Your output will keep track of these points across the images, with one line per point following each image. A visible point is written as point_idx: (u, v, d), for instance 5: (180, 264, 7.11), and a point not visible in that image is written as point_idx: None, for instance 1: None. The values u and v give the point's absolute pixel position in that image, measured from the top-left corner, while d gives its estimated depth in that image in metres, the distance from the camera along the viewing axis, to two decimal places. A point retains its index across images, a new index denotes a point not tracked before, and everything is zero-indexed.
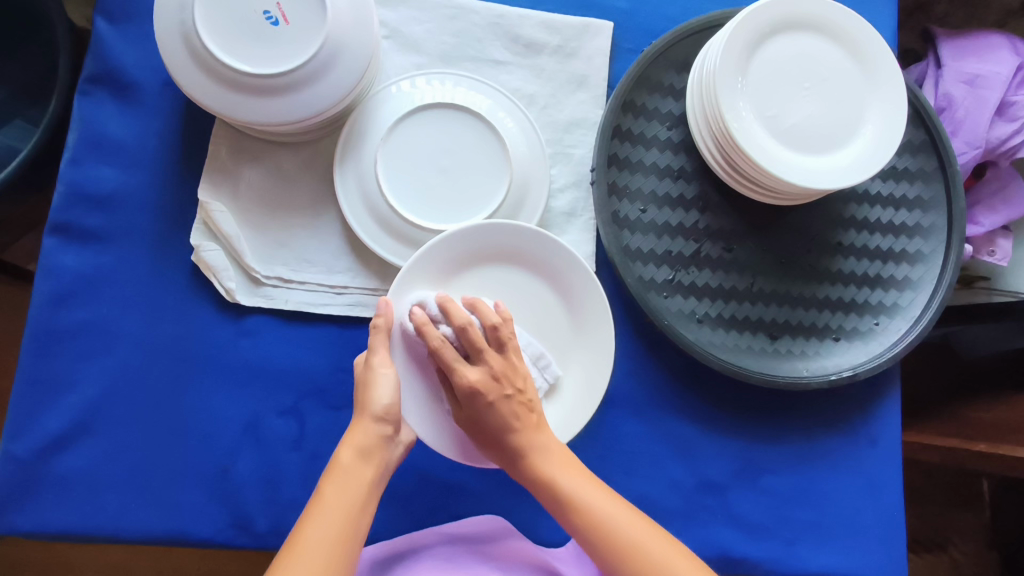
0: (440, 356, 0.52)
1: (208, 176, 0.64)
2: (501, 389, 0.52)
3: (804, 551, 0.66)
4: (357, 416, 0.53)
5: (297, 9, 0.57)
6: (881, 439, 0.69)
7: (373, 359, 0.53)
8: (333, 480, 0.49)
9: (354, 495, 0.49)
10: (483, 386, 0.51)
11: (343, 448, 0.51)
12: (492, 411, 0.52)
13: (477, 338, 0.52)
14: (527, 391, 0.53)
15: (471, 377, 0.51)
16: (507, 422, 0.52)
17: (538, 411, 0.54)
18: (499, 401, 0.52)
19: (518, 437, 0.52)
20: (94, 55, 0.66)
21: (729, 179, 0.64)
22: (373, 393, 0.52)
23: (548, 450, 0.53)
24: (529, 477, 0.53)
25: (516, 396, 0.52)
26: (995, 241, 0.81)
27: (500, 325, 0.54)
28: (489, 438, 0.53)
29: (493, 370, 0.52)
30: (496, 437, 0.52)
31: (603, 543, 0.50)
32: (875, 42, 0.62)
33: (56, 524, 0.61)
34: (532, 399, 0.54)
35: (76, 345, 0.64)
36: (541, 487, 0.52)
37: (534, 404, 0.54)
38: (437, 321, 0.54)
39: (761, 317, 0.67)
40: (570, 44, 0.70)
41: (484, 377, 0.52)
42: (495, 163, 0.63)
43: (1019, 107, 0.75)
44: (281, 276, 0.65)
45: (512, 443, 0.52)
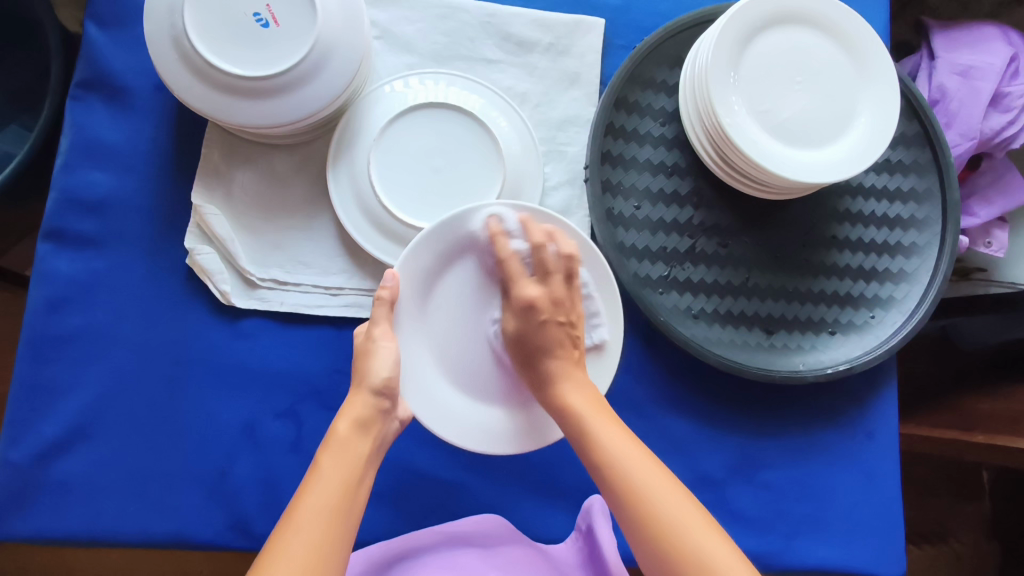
0: (507, 267, 0.55)
1: (200, 179, 0.64)
2: (556, 313, 0.54)
3: (803, 544, 0.67)
4: (354, 389, 0.53)
5: (287, 11, 0.57)
6: (877, 432, 0.69)
7: (373, 331, 0.54)
8: (329, 452, 0.48)
9: (350, 465, 0.48)
10: (542, 302, 0.54)
11: (339, 421, 0.50)
12: (544, 331, 0.54)
13: (549, 264, 0.55)
14: (577, 327, 0.55)
15: (532, 292, 0.54)
16: (551, 345, 0.54)
17: (581, 348, 0.55)
18: (546, 322, 0.54)
19: (559, 363, 0.53)
20: (85, 60, 0.66)
21: (722, 174, 0.64)
22: (371, 363, 0.53)
23: (582, 389, 0.53)
24: (558, 407, 0.52)
25: (567, 326, 0.55)
26: (992, 233, 0.82)
27: (574, 258, 0.55)
28: (527, 353, 0.54)
29: (554, 295, 0.54)
30: (533, 355, 0.54)
31: (626, 496, 0.46)
32: (867, 34, 0.62)
33: (55, 530, 0.62)
34: (580, 335, 0.56)
35: (73, 351, 0.64)
36: (565, 418, 0.52)
37: (579, 340, 0.55)
38: (511, 236, 0.56)
39: (756, 311, 0.67)
40: (562, 41, 0.70)
41: (544, 297, 0.54)
42: (488, 161, 0.63)
43: (1012, 98, 0.75)
44: (277, 278, 0.64)
45: (549, 367, 0.53)
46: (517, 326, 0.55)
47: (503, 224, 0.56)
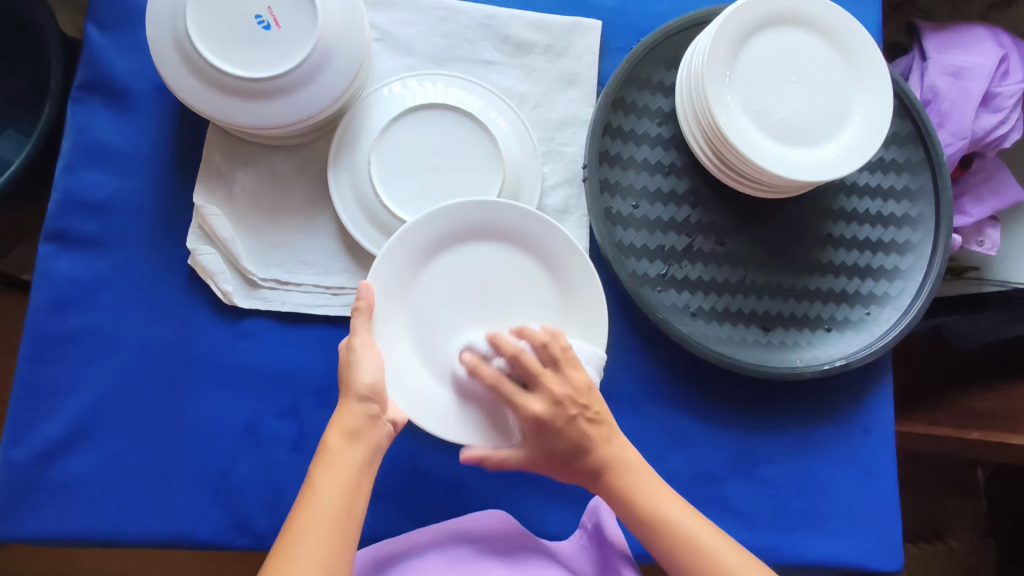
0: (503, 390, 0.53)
1: (202, 180, 0.65)
2: (566, 411, 0.53)
3: (801, 539, 0.67)
4: (343, 398, 0.53)
5: (288, 14, 0.58)
6: (874, 428, 0.70)
7: (354, 339, 0.53)
8: (323, 466, 0.49)
9: (345, 478, 0.49)
10: (548, 414, 0.52)
11: (330, 432, 0.51)
12: (564, 434, 0.53)
13: (531, 363, 0.53)
14: (592, 406, 0.54)
15: (536, 408, 0.52)
16: (578, 444, 0.54)
17: (605, 422, 0.55)
18: (571, 418, 0.53)
19: (588, 460, 0.54)
20: (86, 63, 0.66)
21: (719, 173, 0.65)
22: (356, 372, 0.52)
23: (630, 471, 0.56)
24: (609, 492, 0.55)
25: (582, 414, 0.54)
26: (984, 231, 0.83)
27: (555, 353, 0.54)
28: (560, 459, 0.54)
29: (554, 396, 0.53)
30: (570, 455, 0.54)
31: (661, 539, 0.54)
32: (859, 35, 0.63)
33: (57, 530, 0.62)
34: (600, 411, 0.55)
35: (74, 351, 0.64)
36: (611, 496, 0.56)
37: (602, 417, 0.55)
38: (489, 357, 0.55)
39: (753, 309, 0.67)
40: (560, 43, 0.71)
41: (547, 406, 0.52)
42: (486, 161, 0.64)
43: (1003, 98, 0.77)
44: (278, 278, 0.65)
45: (588, 462, 0.55)
46: (532, 437, 0.53)
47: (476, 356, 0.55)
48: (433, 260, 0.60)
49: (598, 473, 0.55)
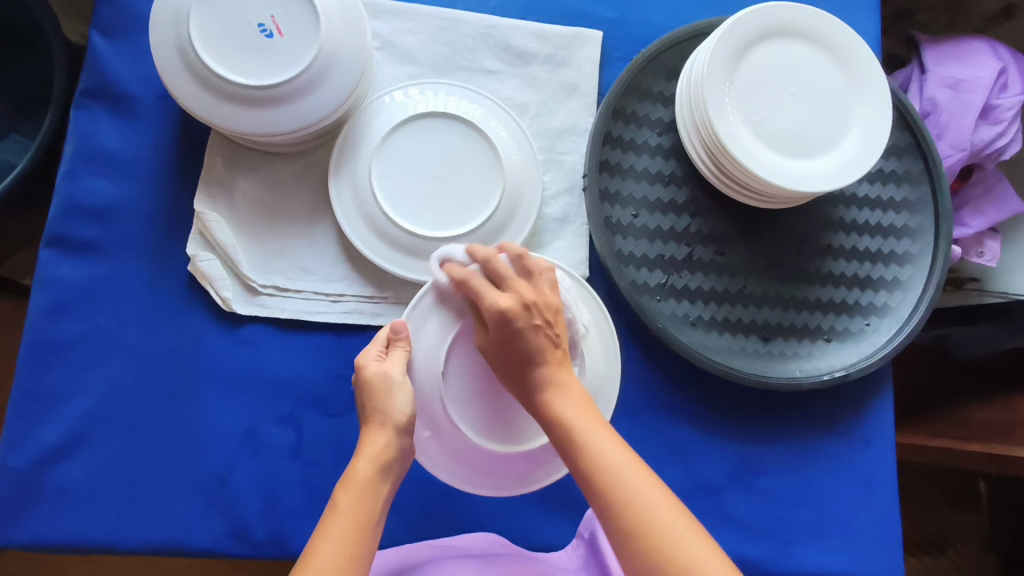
0: (466, 286, 0.53)
1: (203, 188, 0.65)
2: (529, 317, 0.51)
3: (801, 551, 0.67)
4: (373, 424, 0.50)
5: (291, 23, 0.58)
6: (874, 439, 0.70)
7: (389, 367, 0.52)
8: (349, 489, 0.47)
9: (371, 508, 0.47)
10: (511, 312, 0.50)
11: (357, 461, 0.49)
12: (523, 338, 0.50)
13: (499, 269, 0.53)
14: (555, 326, 0.52)
15: (502, 299, 0.51)
16: (534, 354, 0.51)
17: (562, 348, 0.53)
18: (534, 328, 0.51)
19: (543, 371, 0.51)
20: (90, 70, 0.66)
21: (719, 183, 0.65)
22: (395, 399, 0.51)
23: (569, 395, 0.50)
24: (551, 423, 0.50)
25: (544, 327, 0.52)
26: (984, 242, 0.83)
27: (529, 258, 0.55)
28: (511, 369, 0.51)
29: (522, 298, 0.51)
30: (518, 367, 0.51)
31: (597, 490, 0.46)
32: (858, 48, 0.64)
33: (54, 537, 0.61)
34: (559, 335, 0.53)
35: (73, 356, 0.64)
36: (553, 428, 0.50)
37: (560, 340, 0.53)
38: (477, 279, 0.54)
39: (753, 319, 0.67)
40: (561, 52, 0.71)
41: (513, 303, 0.51)
42: (487, 170, 0.64)
43: (1002, 111, 0.77)
44: (278, 285, 0.65)
45: (534, 375, 0.51)
46: (496, 336, 0.51)
47: (458, 263, 0.55)
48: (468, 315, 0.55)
49: (539, 391, 0.51)
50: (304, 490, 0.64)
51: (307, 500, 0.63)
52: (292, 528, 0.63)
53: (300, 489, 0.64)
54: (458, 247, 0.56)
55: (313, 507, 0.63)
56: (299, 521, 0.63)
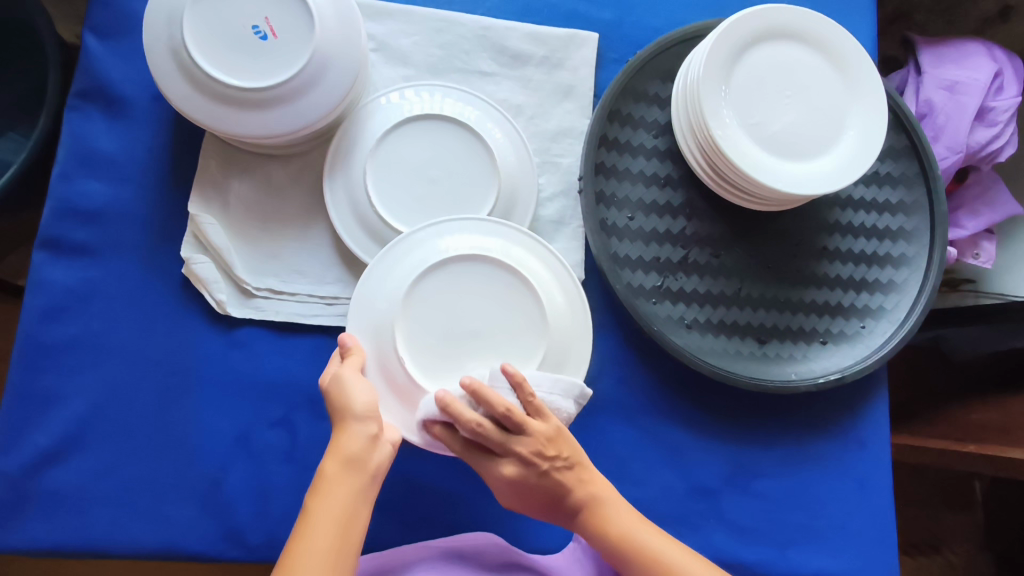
0: (472, 459, 0.54)
1: (198, 190, 0.65)
2: (537, 467, 0.53)
3: (796, 553, 0.67)
4: (339, 423, 0.50)
5: (285, 24, 0.58)
6: (869, 441, 0.70)
7: (340, 369, 0.52)
8: (320, 491, 0.48)
9: (341, 503, 0.47)
10: (520, 475, 0.53)
11: (327, 459, 0.49)
12: (541, 489, 0.54)
13: (492, 437, 0.51)
14: (563, 454, 0.54)
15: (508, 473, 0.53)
16: (554, 490, 0.55)
17: (576, 464, 0.55)
18: (541, 478, 0.54)
19: (574, 497, 0.56)
20: (84, 71, 0.66)
21: (714, 185, 0.65)
22: (352, 393, 0.50)
23: (604, 501, 0.57)
24: (592, 533, 0.57)
25: (552, 466, 0.54)
26: (980, 244, 0.83)
27: (508, 408, 0.50)
28: (550, 506, 0.56)
29: (522, 458, 0.52)
30: (552, 506, 0.56)
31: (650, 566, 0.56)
32: (855, 51, 0.64)
33: (46, 541, 0.61)
34: (568, 456, 0.54)
35: (66, 359, 0.63)
36: (595, 538, 0.57)
37: (570, 461, 0.55)
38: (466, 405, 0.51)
39: (749, 322, 0.67)
40: (557, 54, 0.71)
41: (517, 468, 0.53)
42: (482, 172, 0.64)
43: (997, 113, 0.77)
44: (272, 287, 0.65)
45: (568, 506, 0.56)
46: (521, 488, 0.54)
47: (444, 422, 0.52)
48: (424, 280, 0.55)
49: (579, 513, 0.56)
50: (299, 493, 0.63)
51: (302, 503, 0.63)
52: (287, 532, 0.63)
53: (295, 493, 0.63)
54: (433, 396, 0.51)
55: None
56: (293, 524, 0.63)
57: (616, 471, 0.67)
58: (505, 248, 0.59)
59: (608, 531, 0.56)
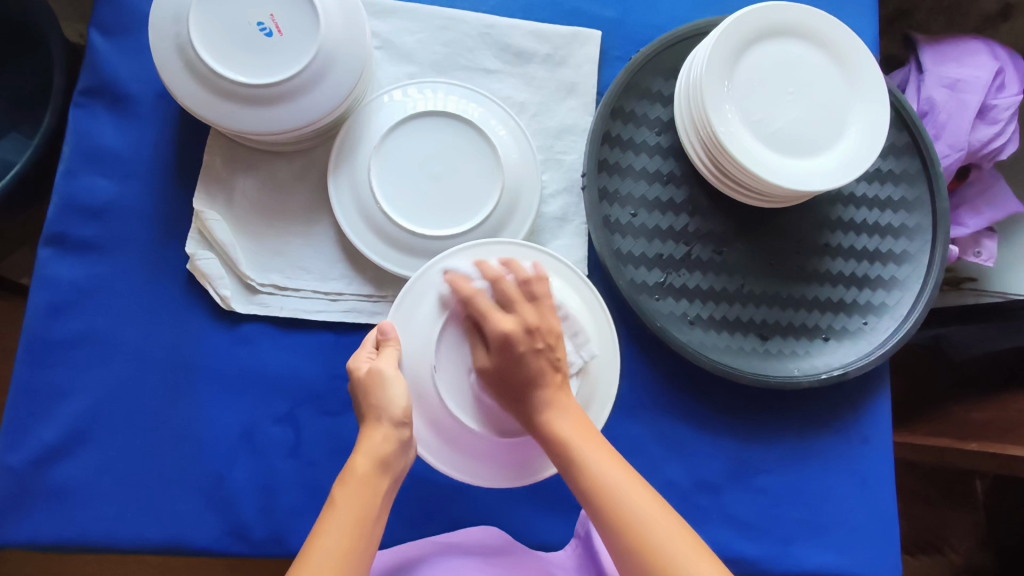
0: (473, 306, 0.54)
1: (202, 186, 0.65)
2: (532, 341, 0.52)
3: (798, 550, 0.67)
4: (371, 421, 0.50)
5: (290, 21, 0.58)
6: (871, 437, 0.70)
7: (379, 364, 0.52)
8: (347, 487, 0.47)
9: (366, 504, 0.47)
10: (516, 335, 0.52)
11: (356, 457, 0.48)
12: (521, 363, 0.52)
13: (511, 291, 0.54)
14: (556, 349, 0.53)
15: (506, 325, 0.52)
16: (534, 376, 0.52)
17: (564, 372, 0.54)
18: (534, 351, 0.52)
19: (544, 392, 0.52)
20: (89, 69, 0.66)
21: (717, 182, 0.66)
22: (390, 392, 0.50)
23: (568, 415, 0.52)
24: (545, 436, 0.51)
25: (545, 351, 0.53)
26: (981, 242, 0.84)
27: (533, 280, 0.55)
28: (511, 391, 0.52)
29: (527, 322, 0.53)
30: (519, 390, 0.52)
31: (613, 518, 0.46)
32: (857, 48, 0.64)
33: (52, 536, 0.61)
34: (560, 358, 0.54)
35: (71, 355, 0.64)
36: (552, 447, 0.51)
37: (562, 364, 0.54)
38: (472, 278, 0.56)
39: (751, 318, 0.68)
40: (560, 52, 0.71)
41: (517, 327, 0.52)
42: (486, 170, 0.64)
43: (999, 111, 0.77)
44: (276, 283, 0.65)
45: (532, 396, 0.52)
46: (495, 363, 0.52)
47: (467, 278, 0.56)
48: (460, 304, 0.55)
49: (540, 412, 0.52)
50: (303, 487, 0.64)
51: (306, 498, 0.64)
52: (290, 527, 0.63)
53: (299, 488, 0.64)
54: (466, 260, 0.57)
55: (313, 505, 0.63)
56: (297, 519, 0.63)
57: None
58: None
59: (568, 439, 0.50)
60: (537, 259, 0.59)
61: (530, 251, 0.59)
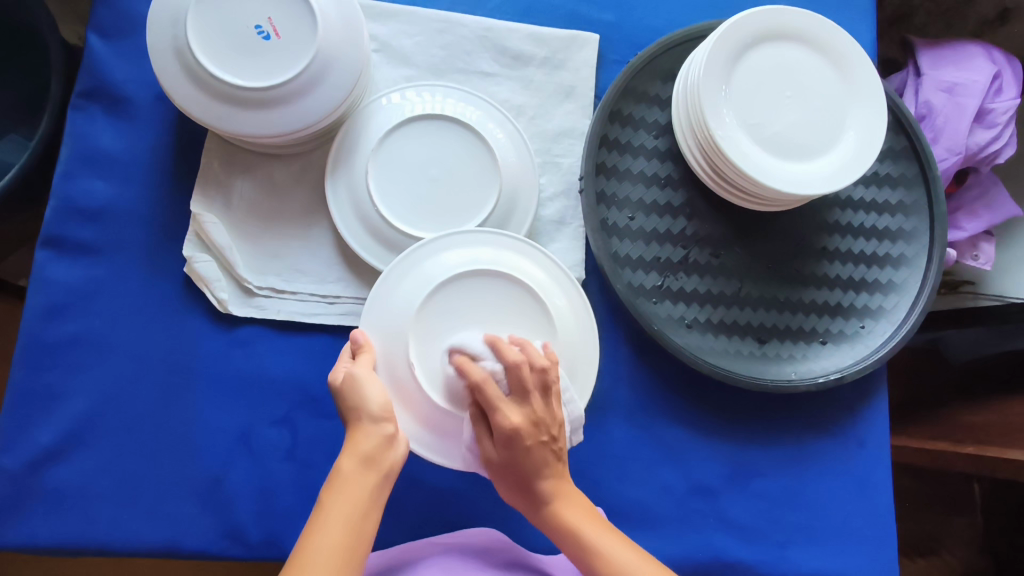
0: (482, 395, 0.49)
1: (200, 189, 0.65)
2: (538, 435, 0.51)
3: (795, 553, 0.67)
4: (353, 422, 0.50)
5: (288, 24, 0.58)
6: (869, 441, 0.70)
7: (353, 369, 0.51)
8: (334, 487, 0.47)
9: (355, 501, 0.46)
10: (523, 430, 0.50)
11: (342, 457, 0.48)
12: (529, 454, 0.52)
13: (526, 380, 0.49)
14: (560, 440, 0.53)
15: (513, 421, 0.49)
16: (541, 466, 0.53)
17: (564, 460, 0.55)
18: (541, 444, 0.52)
19: (547, 484, 0.54)
20: (86, 71, 0.66)
21: (714, 186, 0.66)
22: (365, 392, 0.50)
23: (576, 505, 0.55)
24: (550, 524, 0.54)
25: (550, 443, 0.52)
26: (979, 246, 0.84)
27: (549, 369, 0.51)
28: (514, 479, 0.53)
29: (534, 416, 0.51)
30: (524, 482, 0.53)
31: None
32: (854, 53, 0.64)
33: (48, 538, 0.61)
34: (563, 447, 0.54)
35: (68, 357, 0.64)
36: (559, 537, 0.54)
37: (563, 454, 0.54)
38: (480, 356, 0.50)
39: (749, 321, 0.68)
40: (558, 55, 0.71)
41: (525, 422, 0.50)
42: (483, 173, 0.64)
43: (997, 115, 0.77)
44: (274, 286, 0.65)
45: (539, 488, 0.54)
46: (502, 458, 0.52)
47: (472, 354, 0.50)
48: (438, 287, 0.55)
49: (544, 505, 0.54)
50: (299, 490, 0.64)
51: (303, 500, 0.63)
52: (287, 529, 0.63)
53: (297, 491, 0.64)
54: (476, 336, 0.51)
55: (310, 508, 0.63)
56: (294, 522, 0.63)
57: (616, 468, 0.67)
58: (503, 256, 0.59)
59: (580, 533, 0.53)
60: (523, 250, 0.61)
61: (511, 241, 0.61)
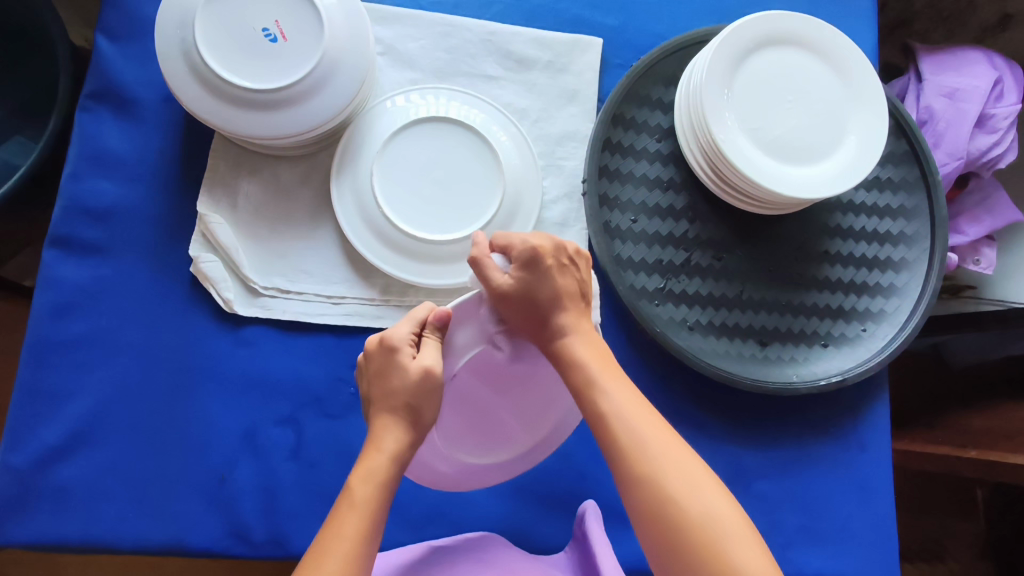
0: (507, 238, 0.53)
1: (207, 189, 0.66)
2: (559, 258, 0.53)
3: (796, 555, 0.67)
4: (393, 414, 0.48)
5: (295, 28, 0.59)
6: (869, 445, 0.70)
7: (427, 361, 0.48)
8: (364, 482, 0.46)
9: (378, 502, 0.47)
10: (546, 249, 0.52)
11: (374, 450, 0.47)
12: (549, 276, 0.52)
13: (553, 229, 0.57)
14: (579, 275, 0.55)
15: (540, 240, 0.52)
16: (561, 292, 0.52)
17: (586, 303, 0.55)
18: (560, 269, 0.53)
19: (567, 314, 0.52)
20: (95, 73, 0.67)
21: (717, 190, 0.66)
22: (430, 403, 0.48)
23: (588, 340, 0.52)
24: (561, 358, 0.51)
25: (569, 270, 0.54)
26: (980, 250, 0.83)
27: None
28: (529, 311, 0.51)
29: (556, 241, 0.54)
30: (542, 311, 0.51)
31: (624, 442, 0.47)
32: (855, 57, 0.65)
33: (53, 536, 0.61)
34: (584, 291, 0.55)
35: (74, 356, 0.64)
36: (569, 369, 0.51)
37: (585, 296, 0.55)
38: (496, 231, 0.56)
39: (750, 323, 0.68)
40: (561, 59, 0.72)
41: (547, 243, 0.53)
42: (487, 175, 0.65)
43: (998, 120, 0.78)
44: (279, 287, 0.66)
45: (554, 315, 0.51)
46: (522, 281, 0.51)
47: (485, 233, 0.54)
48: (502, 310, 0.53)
49: (562, 334, 0.51)
50: (302, 489, 0.64)
51: (305, 500, 0.64)
52: (290, 528, 0.63)
53: (300, 490, 0.64)
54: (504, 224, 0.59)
55: (313, 507, 0.64)
56: (297, 520, 0.63)
57: None
58: None
59: (585, 362, 0.51)
60: None
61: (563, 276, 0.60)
